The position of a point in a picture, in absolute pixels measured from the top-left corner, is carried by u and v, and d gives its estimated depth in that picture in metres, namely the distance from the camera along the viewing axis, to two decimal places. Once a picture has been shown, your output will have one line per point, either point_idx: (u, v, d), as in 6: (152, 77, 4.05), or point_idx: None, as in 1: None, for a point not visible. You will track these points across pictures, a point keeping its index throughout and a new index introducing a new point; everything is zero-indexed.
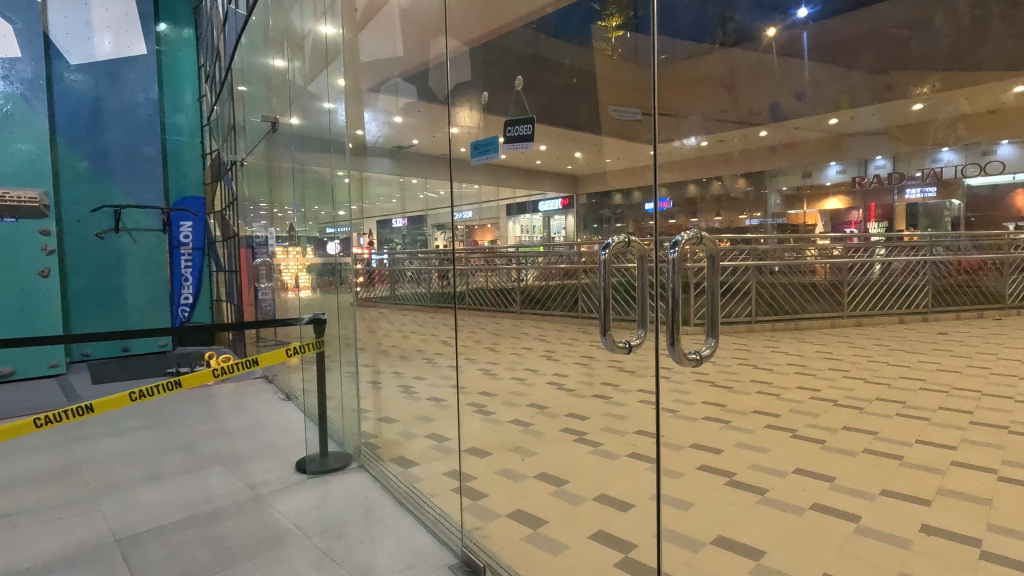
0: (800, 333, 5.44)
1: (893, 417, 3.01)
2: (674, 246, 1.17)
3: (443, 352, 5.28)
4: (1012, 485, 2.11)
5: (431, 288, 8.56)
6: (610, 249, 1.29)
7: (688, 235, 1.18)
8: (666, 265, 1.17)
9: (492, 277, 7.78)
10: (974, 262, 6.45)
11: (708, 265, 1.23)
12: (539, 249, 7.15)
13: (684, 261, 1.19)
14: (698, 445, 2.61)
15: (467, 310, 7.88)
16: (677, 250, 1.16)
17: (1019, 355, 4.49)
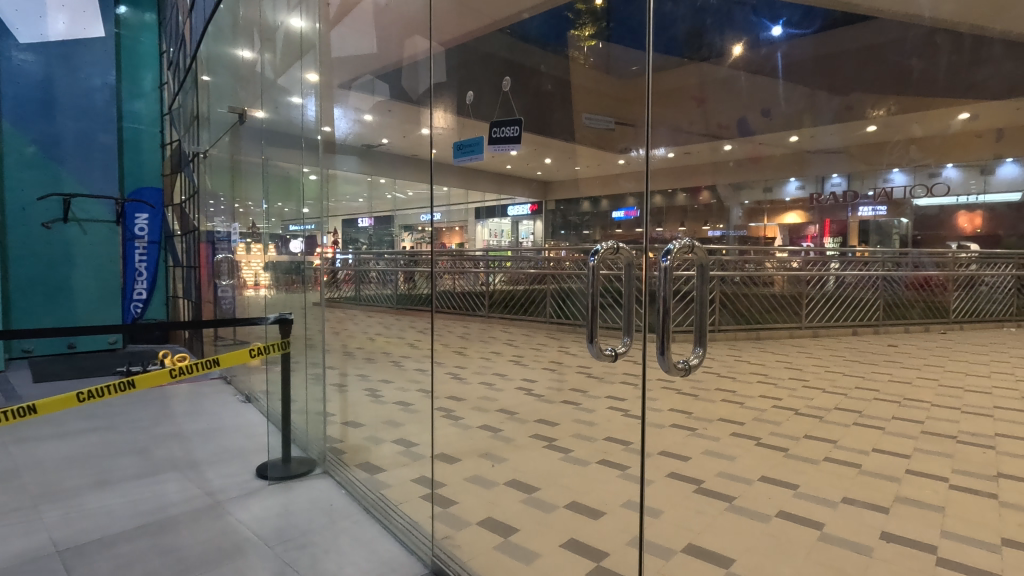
0: (762, 343, 5.58)
1: (851, 426, 3.11)
2: (665, 255, 1.17)
3: (410, 355, 5.20)
4: (963, 494, 2.19)
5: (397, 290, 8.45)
6: (599, 255, 1.29)
7: (679, 244, 1.18)
8: (658, 274, 1.15)
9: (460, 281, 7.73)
10: (922, 278, 6.77)
11: (698, 275, 1.23)
12: (507, 254, 7.13)
13: (676, 270, 1.18)
14: (667, 452, 2.63)
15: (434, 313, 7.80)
16: (669, 260, 1.16)
17: (962, 368, 4.73)
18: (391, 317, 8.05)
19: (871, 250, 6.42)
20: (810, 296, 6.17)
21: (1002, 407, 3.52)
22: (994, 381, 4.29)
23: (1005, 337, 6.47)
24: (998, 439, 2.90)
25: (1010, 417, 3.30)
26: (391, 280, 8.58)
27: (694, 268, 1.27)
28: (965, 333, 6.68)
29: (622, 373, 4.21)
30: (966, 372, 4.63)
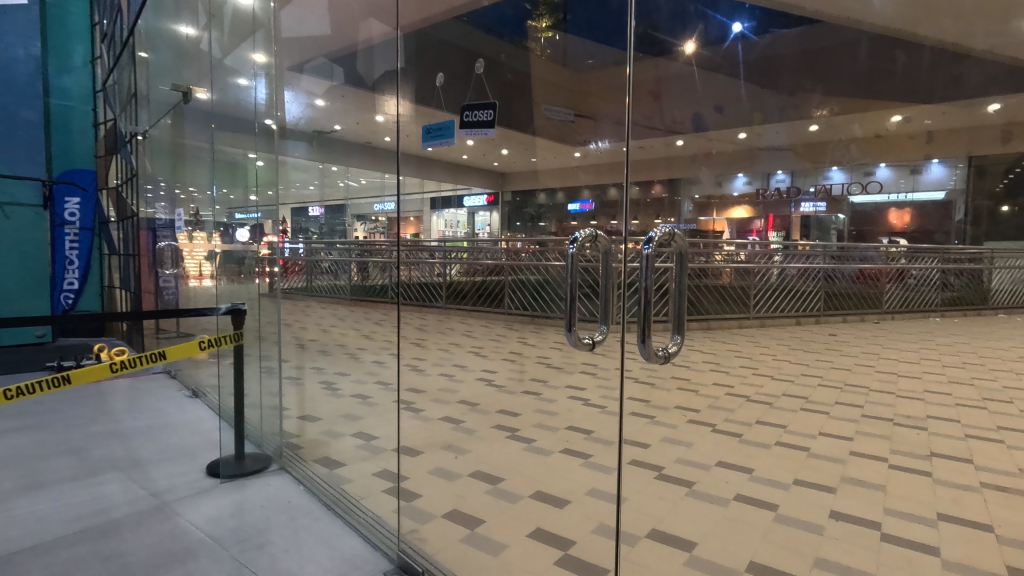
0: (713, 333, 5.79)
1: (799, 411, 3.25)
2: (648, 243, 1.17)
3: (367, 347, 5.08)
4: (902, 473, 2.33)
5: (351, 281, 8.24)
6: (577, 243, 1.29)
7: (663, 232, 1.20)
8: (639, 262, 1.16)
9: (416, 272, 7.60)
10: (859, 271, 7.16)
11: (678, 264, 1.23)
12: (464, 245, 7.03)
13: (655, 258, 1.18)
14: (627, 440, 2.68)
15: (389, 305, 7.63)
16: (653, 247, 1.16)
17: (895, 355, 5.06)
18: (345, 309, 7.85)
19: (812, 244, 6.74)
20: (758, 288, 6.41)
21: (931, 391, 3.79)
22: (924, 367, 4.60)
23: (931, 327, 6.94)
24: (930, 420, 3.10)
25: (940, 400, 3.54)
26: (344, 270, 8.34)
27: (673, 258, 1.28)
28: (896, 322, 7.12)
29: (581, 363, 4.26)
30: (899, 359, 4.94)
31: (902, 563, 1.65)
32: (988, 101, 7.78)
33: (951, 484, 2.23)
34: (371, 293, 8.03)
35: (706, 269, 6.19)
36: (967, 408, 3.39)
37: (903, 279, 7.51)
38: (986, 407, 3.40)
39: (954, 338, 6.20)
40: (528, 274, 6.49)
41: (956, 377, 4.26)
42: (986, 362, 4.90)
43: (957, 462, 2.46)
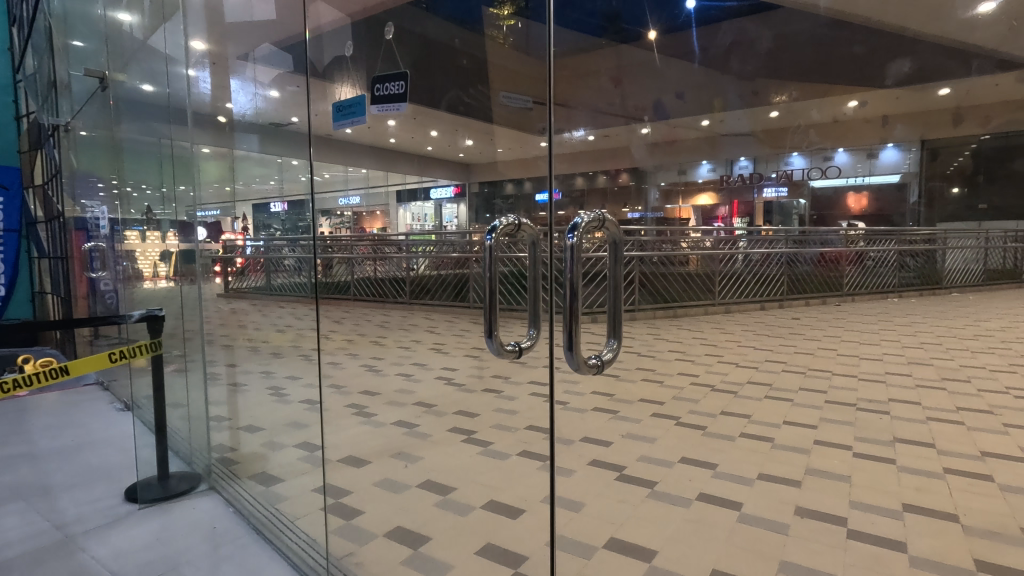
0: (680, 321, 5.74)
1: (764, 399, 3.20)
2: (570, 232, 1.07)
3: (323, 348, 4.85)
4: (868, 462, 2.27)
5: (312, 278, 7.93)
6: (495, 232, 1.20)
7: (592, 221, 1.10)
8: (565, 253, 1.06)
9: (380, 267, 7.33)
10: (820, 255, 7.25)
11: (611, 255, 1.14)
12: (431, 238, 6.87)
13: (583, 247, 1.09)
14: (588, 438, 2.56)
15: (351, 302, 7.36)
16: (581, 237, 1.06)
17: (857, 338, 5.10)
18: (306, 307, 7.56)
19: (774, 229, 6.77)
20: (723, 274, 6.39)
21: (893, 373, 3.80)
22: (885, 348, 4.64)
23: (890, 307, 7.07)
24: (892, 404, 3.08)
25: (901, 382, 3.55)
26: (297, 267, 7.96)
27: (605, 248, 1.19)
28: (856, 304, 7.24)
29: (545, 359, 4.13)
30: (861, 341, 4.98)
31: (868, 561, 1.57)
32: (938, 85, 7.96)
33: (914, 471, 2.18)
34: (331, 290, 7.71)
35: (671, 257, 6.15)
36: (927, 389, 3.40)
37: (862, 261, 7.63)
38: (945, 387, 3.42)
39: (911, 318, 6.33)
40: (494, 267, 6.34)
41: (915, 358, 4.31)
42: (942, 341, 4.99)
43: (921, 447, 2.42)
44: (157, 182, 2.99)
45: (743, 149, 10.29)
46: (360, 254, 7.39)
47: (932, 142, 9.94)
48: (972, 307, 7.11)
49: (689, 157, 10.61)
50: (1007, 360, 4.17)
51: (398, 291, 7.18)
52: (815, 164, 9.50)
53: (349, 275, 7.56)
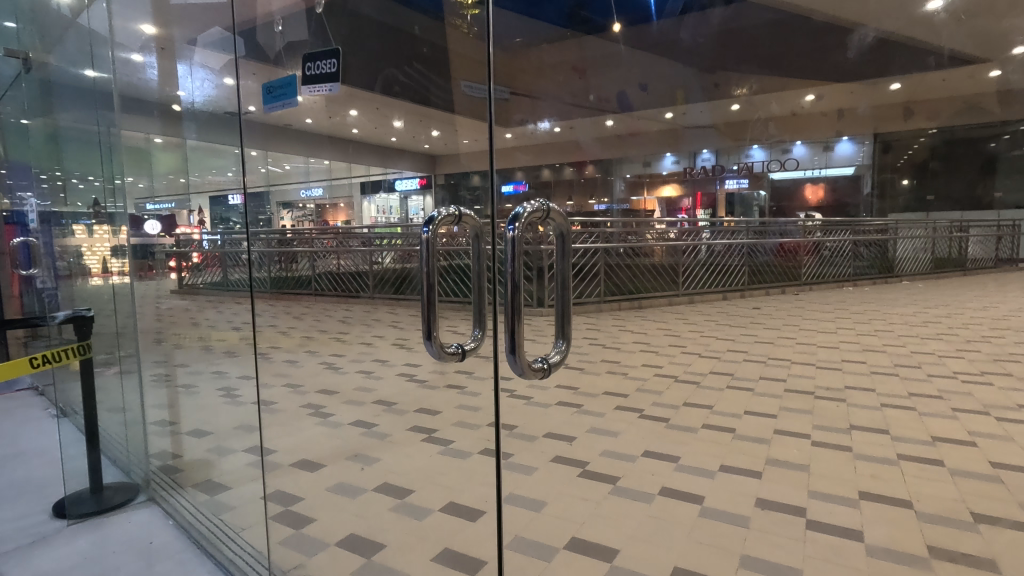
0: (645, 312, 5.77)
1: (726, 389, 3.22)
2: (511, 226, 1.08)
3: (280, 345, 4.67)
4: (827, 450, 2.29)
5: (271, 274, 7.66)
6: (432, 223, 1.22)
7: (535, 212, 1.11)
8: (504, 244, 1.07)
9: (343, 261, 7.12)
10: (779, 245, 7.40)
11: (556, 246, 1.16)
12: (396, 231, 6.70)
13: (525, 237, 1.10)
14: (551, 433, 2.52)
15: (313, 297, 7.15)
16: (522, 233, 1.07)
17: (814, 326, 5.22)
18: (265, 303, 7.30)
19: (734, 220, 6.87)
20: (686, 265, 6.46)
21: (848, 360, 3.90)
22: (840, 336, 4.76)
23: (846, 295, 7.29)
24: (848, 391, 3.15)
25: (856, 369, 3.64)
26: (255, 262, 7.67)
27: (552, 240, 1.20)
28: (814, 293, 7.42)
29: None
30: (818, 330, 5.10)
31: (826, 552, 1.57)
32: (890, 80, 8.21)
33: (869, 458, 2.21)
34: (292, 284, 7.48)
35: (635, 248, 6.17)
36: (881, 375, 3.49)
37: (819, 251, 7.84)
38: (897, 373, 3.52)
39: (865, 306, 6.53)
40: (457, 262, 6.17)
41: (869, 345, 4.43)
42: (894, 328, 5.15)
43: (876, 434, 2.46)
44: (101, 173, 2.64)
45: (706, 141, 10.43)
46: (322, 247, 7.17)
47: (884, 135, 10.28)
48: (922, 295, 7.39)
49: (654, 149, 10.69)
50: (954, 346, 4.34)
51: (360, 285, 7.00)
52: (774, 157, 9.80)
53: (310, 269, 7.34)
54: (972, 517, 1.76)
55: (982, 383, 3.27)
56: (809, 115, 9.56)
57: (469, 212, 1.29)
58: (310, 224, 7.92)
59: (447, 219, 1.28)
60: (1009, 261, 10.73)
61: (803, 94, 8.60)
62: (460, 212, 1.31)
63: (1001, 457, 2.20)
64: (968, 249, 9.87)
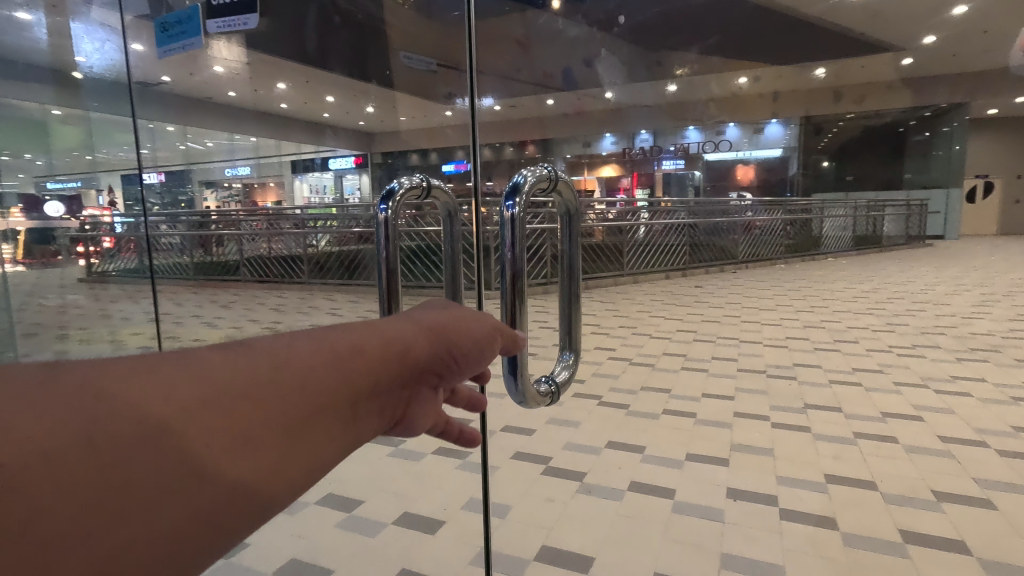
0: (592, 292, 5.73)
1: (682, 371, 3.19)
2: (510, 199, 0.99)
3: (206, 337, 4.27)
4: (787, 431, 2.28)
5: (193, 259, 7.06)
6: (395, 200, 1.08)
7: (544, 182, 1.03)
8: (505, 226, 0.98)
9: (275, 244, 6.65)
10: (718, 223, 7.56)
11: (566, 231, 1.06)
12: (332, 212, 6.30)
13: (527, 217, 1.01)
14: (510, 427, 2.38)
15: (242, 283, 6.65)
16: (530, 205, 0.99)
17: (755, 304, 5.35)
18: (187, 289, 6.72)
19: (675, 200, 6.93)
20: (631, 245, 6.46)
21: (793, 337, 3.99)
22: (780, 313, 4.91)
23: (779, 272, 7.59)
24: (797, 369, 3.20)
25: (801, 346, 3.72)
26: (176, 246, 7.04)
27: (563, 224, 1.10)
28: (750, 271, 7.68)
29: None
30: (758, 307, 5.23)
31: (805, 544, 1.52)
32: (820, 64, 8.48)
33: (828, 438, 2.21)
34: (216, 270, 6.90)
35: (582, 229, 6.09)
36: (825, 351, 3.59)
37: (754, 229, 8.09)
38: (840, 349, 3.62)
39: (798, 283, 6.80)
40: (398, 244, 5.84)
41: (808, 321, 4.57)
42: (827, 304, 5.37)
43: (830, 412, 2.48)
44: None
45: (647, 121, 10.47)
46: (250, 229, 6.67)
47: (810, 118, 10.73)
48: (846, 271, 7.80)
49: (595, 128, 10.65)
50: (882, 319, 4.56)
51: (292, 270, 6.54)
52: (710, 138, 10.08)
53: (238, 253, 6.81)
54: (933, 495, 1.78)
55: (915, 356, 3.42)
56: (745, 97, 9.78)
57: (440, 183, 1.13)
58: (237, 205, 7.34)
59: (412, 189, 1.09)
60: (918, 237, 11.59)
61: (739, 76, 8.76)
62: (429, 184, 1.11)
63: (949, 431, 2.26)
64: (884, 227, 10.53)
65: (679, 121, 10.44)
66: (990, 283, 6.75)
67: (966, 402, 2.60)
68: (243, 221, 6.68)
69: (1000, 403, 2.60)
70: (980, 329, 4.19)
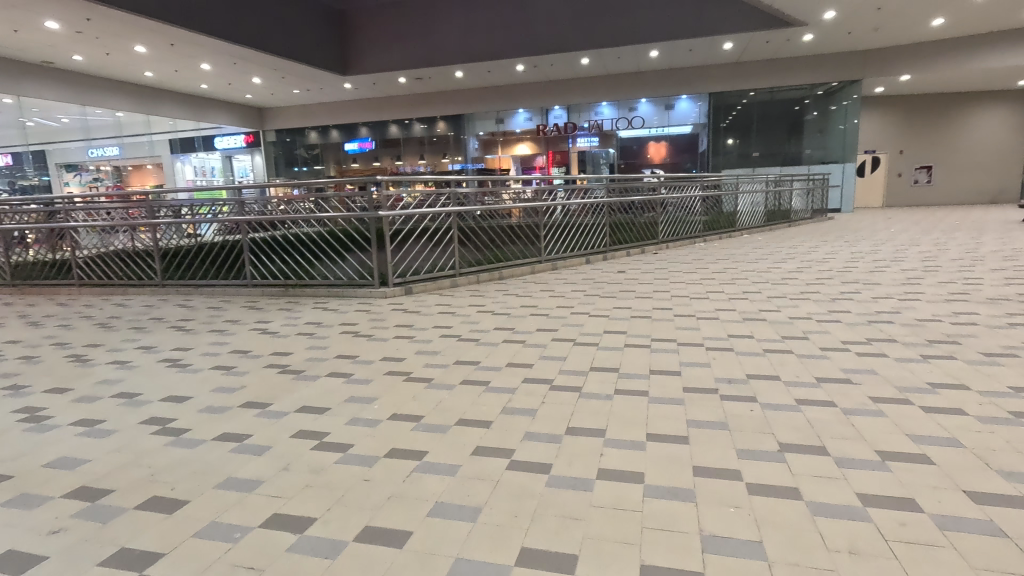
0: (505, 283, 5.55)
1: (613, 398, 2.47)
2: None
3: (33, 362, 3.36)
4: (746, 444, 1.97)
5: (39, 258, 6.21)
6: None
7: None
8: None
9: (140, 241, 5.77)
10: (634, 202, 7.23)
11: None
12: (218, 196, 5.35)
13: None
14: (419, 465, 1.90)
15: (97, 292, 5.65)
16: None
17: (677, 287, 5.16)
18: (18, 301, 5.59)
19: (587, 179, 6.69)
20: (546, 227, 6.33)
21: (719, 321, 3.81)
22: (711, 302, 4.42)
23: (695, 252, 7.52)
24: (736, 359, 2.95)
25: (731, 332, 3.50)
26: (33, 240, 6.12)
27: None
28: (669, 252, 7.64)
29: (332, 368, 3.04)
30: (687, 296, 4.74)
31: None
32: (723, 37, 8.47)
33: (802, 448, 1.93)
34: (61, 273, 6.22)
35: (491, 211, 5.92)
36: (758, 337, 3.35)
37: (668, 208, 7.84)
38: (768, 334, 3.42)
39: (719, 264, 6.46)
40: (303, 229, 5.37)
41: (734, 303, 4.39)
42: (743, 282, 5.29)
43: (791, 414, 2.21)
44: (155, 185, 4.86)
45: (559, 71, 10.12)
46: (103, 218, 5.76)
47: (715, 93, 10.96)
48: (761, 248, 7.65)
49: (510, 75, 10.05)
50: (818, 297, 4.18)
51: (154, 265, 5.69)
52: (622, 93, 9.80)
53: (84, 254, 5.97)
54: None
55: (876, 355, 2.92)
56: (651, 63, 9.97)
57: None
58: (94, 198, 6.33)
59: None
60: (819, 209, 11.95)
61: (643, 45, 8.79)
62: None
63: (972, 482, 1.67)
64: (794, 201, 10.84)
65: (590, 69, 10.26)
66: (885, 251, 7.04)
67: (966, 427, 2.04)
68: (90, 208, 5.78)
69: (1004, 424, 2.06)
70: (922, 313, 3.80)
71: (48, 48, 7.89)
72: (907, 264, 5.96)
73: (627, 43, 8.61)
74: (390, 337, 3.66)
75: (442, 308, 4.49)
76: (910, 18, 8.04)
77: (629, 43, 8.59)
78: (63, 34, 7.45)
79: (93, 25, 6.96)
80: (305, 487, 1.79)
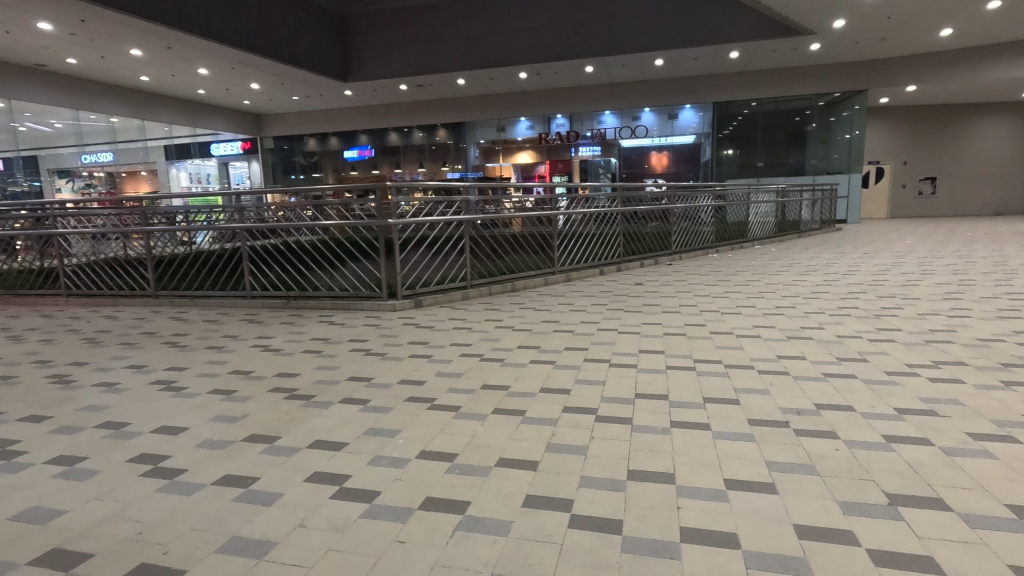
0: (519, 295, 5.25)
1: (671, 433, 2.16)
2: None
3: (11, 384, 3.01)
4: (848, 495, 1.66)
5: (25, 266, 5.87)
6: None
7: None
8: None
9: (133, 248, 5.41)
10: (640, 212, 6.68)
11: None
12: (213, 200, 5.03)
13: None
14: (465, 520, 1.59)
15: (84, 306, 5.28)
16: None
17: (701, 300, 4.89)
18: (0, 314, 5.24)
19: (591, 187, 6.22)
20: (560, 238, 6.07)
21: (757, 338, 3.56)
22: (746, 318, 4.11)
23: (711, 262, 7.25)
24: (795, 384, 2.68)
25: (776, 352, 3.21)
26: (21, 247, 5.77)
27: None
28: (683, 261, 7.38)
29: (345, 393, 2.71)
30: (717, 311, 4.44)
31: None
32: (730, 46, 8.28)
33: (918, 501, 1.62)
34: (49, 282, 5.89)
35: (494, 218, 5.50)
36: (806, 358, 3.08)
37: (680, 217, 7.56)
38: (817, 355, 3.13)
39: (740, 276, 6.17)
40: (302, 237, 5.03)
41: (768, 318, 4.11)
42: (770, 295, 5.02)
43: (885, 454, 1.92)
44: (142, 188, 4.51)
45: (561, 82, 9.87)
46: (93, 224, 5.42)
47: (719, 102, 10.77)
48: (776, 259, 7.37)
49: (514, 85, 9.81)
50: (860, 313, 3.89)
51: (148, 274, 5.38)
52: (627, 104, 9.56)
53: (71, 262, 5.63)
54: None
55: (953, 382, 2.62)
56: (654, 71, 9.77)
57: None
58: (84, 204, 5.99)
59: None
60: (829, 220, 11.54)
61: (650, 53, 8.57)
62: None
63: None
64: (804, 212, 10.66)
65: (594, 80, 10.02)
66: (907, 263, 6.78)
67: None
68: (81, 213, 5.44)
69: None
70: (979, 331, 3.51)
71: (40, 50, 7.57)
72: (936, 277, 5.70)
73: (632, 51, 8.42)
74: (404, 357, 3.32)
75: (456, 323, 4.16)
76: (914, 29, 7.92)
77: (634, 50, 8.40)
78: (57, 36, 7.15)
79: (84, 26, 6.67)
80: (329, 553, 1.46)
